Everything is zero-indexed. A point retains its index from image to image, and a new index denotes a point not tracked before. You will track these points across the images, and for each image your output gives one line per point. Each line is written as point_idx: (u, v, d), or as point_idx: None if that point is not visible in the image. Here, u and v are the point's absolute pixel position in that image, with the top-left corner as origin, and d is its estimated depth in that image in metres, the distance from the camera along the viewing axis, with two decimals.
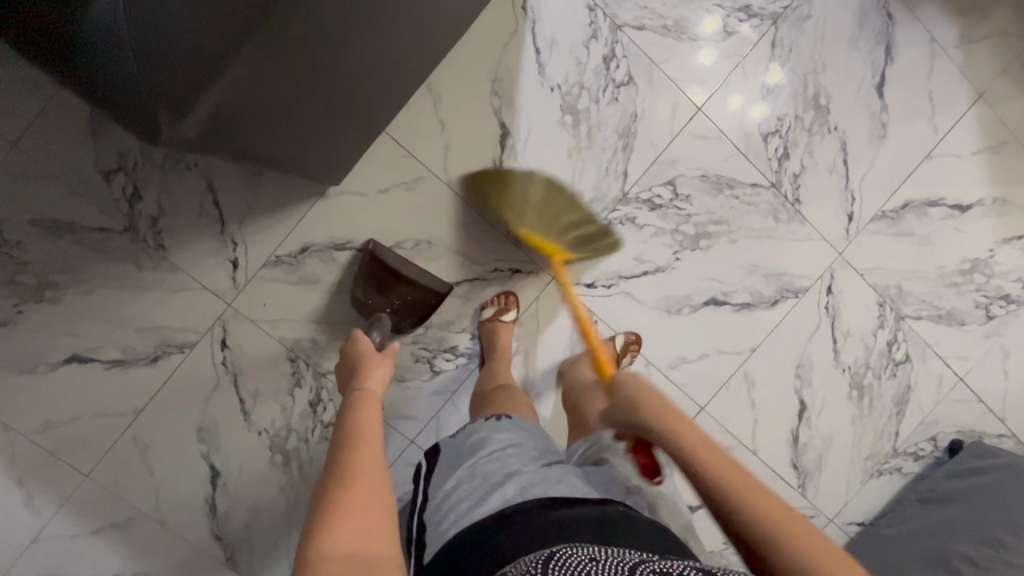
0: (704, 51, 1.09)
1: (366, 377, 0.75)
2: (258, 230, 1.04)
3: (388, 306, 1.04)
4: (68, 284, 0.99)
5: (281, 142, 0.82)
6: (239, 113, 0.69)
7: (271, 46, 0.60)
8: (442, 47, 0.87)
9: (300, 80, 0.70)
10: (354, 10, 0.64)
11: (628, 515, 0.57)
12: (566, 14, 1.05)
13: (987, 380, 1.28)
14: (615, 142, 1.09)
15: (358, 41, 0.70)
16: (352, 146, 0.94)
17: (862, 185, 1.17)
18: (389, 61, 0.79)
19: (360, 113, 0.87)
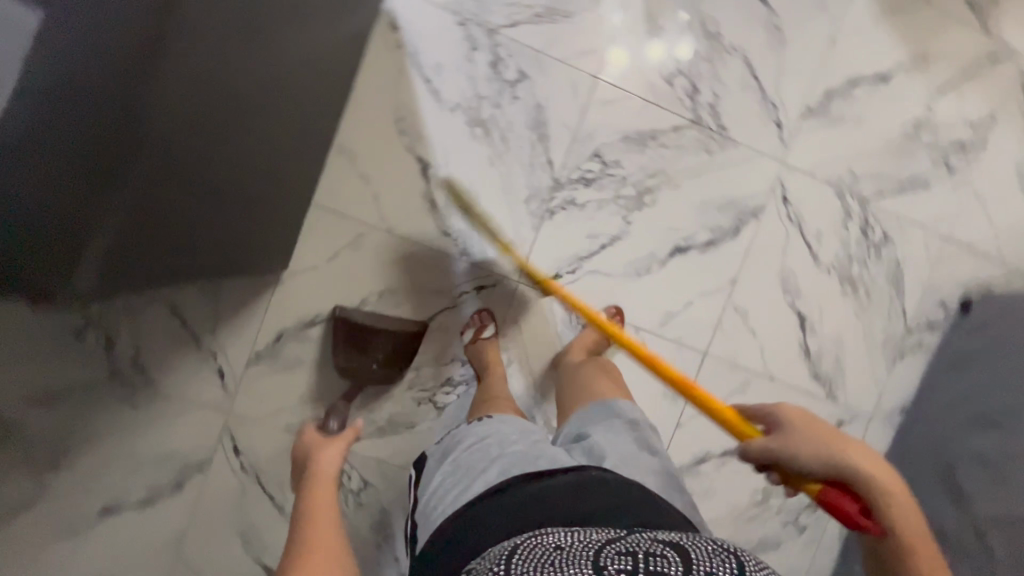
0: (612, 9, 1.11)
1: (319, 458, 0.87)
2: (231, 334, 1.07)
3: (374, 361, 1.07)
4: (78, 445, 1.03)
5: (195, 251, 0.88)
6: (136, 250, 0.75)
7: (148, 180, 0.65)
8: (316, 109, 0.92)
9: (194, 190, 0.76)
10: (211, 129, 0.69)
11: (611, 482, 0.58)
12: (440, 38, 1.07)
13: (973, 230, 1.26)
14: (530, 137, 1.11)
15: (235, 139, 0.76)
16: (278, 229, 0.99)
17: (780, 90, 1.17)
18: (275, 144, 0.85)
19: (268, 198, 0.92)
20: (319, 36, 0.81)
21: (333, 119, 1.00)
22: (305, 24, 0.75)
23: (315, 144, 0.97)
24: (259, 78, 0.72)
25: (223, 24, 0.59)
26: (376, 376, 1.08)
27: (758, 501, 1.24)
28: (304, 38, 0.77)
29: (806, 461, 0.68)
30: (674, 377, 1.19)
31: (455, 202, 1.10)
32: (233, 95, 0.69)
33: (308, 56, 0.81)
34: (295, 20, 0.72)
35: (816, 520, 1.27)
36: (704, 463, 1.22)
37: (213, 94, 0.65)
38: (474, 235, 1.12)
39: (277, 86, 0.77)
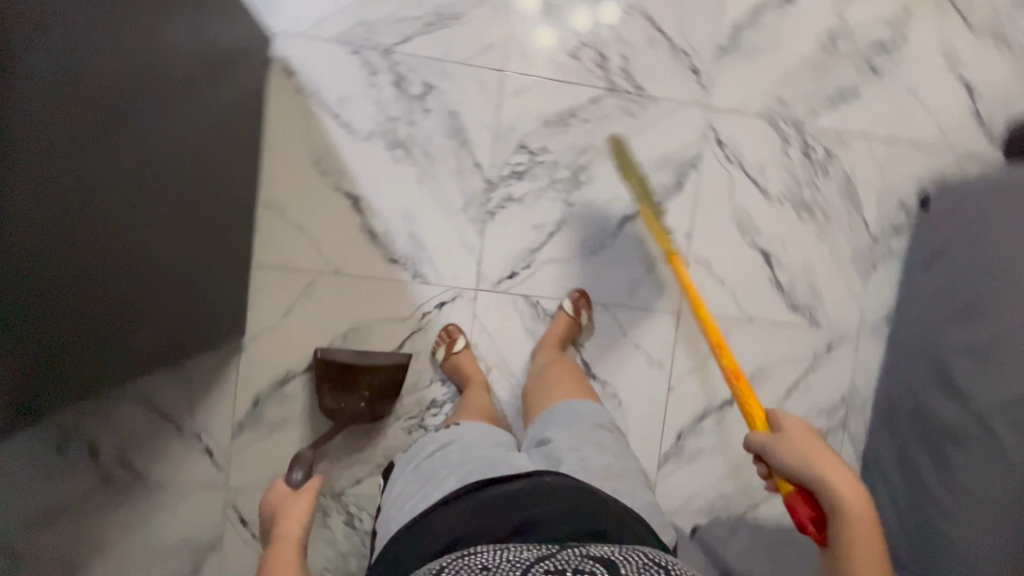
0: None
1: (285, 519, 0.87)
2: (209, 411, 1.07)
3: (363, 400, 1.06)
4: (87, 555, 1.04)
5: (139, 353, 0.85)
6: (65, 363, 0.71)
7: (45, 268, 0.63)
8: (214, 182, 0.92)
9: (114, 294, 0.75)
10: (102, 207, 0.69)
11: (548, 486, 0.72)
12: (338, 72, 1.06)
13: (914, 126, 1.25)
14: (451, 145, 1.10)
15: (135, 231, 0.76)
16: (215, 305, 0.98)
17: (688, 36, 1.16)
18: (180, 224, 0.85)
19: (196, 281, 0.92)
20: (187, 108, 0.82)
21: (244, 183, 1.01)
22: (162, 102, 0.76)
23: (227, 214, 0.97)
24: (131, 165, 0.72)
25: (57, 96, 0.59)
26: (363, 416, 1.07)
27: None
28: (168, 115, 0.78)
29: (789, 472, 0.76)
30: (653, 344, 1.19)
31: (394, 228, 1.10)
32: (109, 189, 0.69)
33: (191, 119, 0.83)
34: (145, 99, 0.72)
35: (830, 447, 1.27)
36: (705, 419, 1.22)
37: (80, 192, 0.65)
38: (422, 255, 1.11)
39: (165, 151, 0.78)
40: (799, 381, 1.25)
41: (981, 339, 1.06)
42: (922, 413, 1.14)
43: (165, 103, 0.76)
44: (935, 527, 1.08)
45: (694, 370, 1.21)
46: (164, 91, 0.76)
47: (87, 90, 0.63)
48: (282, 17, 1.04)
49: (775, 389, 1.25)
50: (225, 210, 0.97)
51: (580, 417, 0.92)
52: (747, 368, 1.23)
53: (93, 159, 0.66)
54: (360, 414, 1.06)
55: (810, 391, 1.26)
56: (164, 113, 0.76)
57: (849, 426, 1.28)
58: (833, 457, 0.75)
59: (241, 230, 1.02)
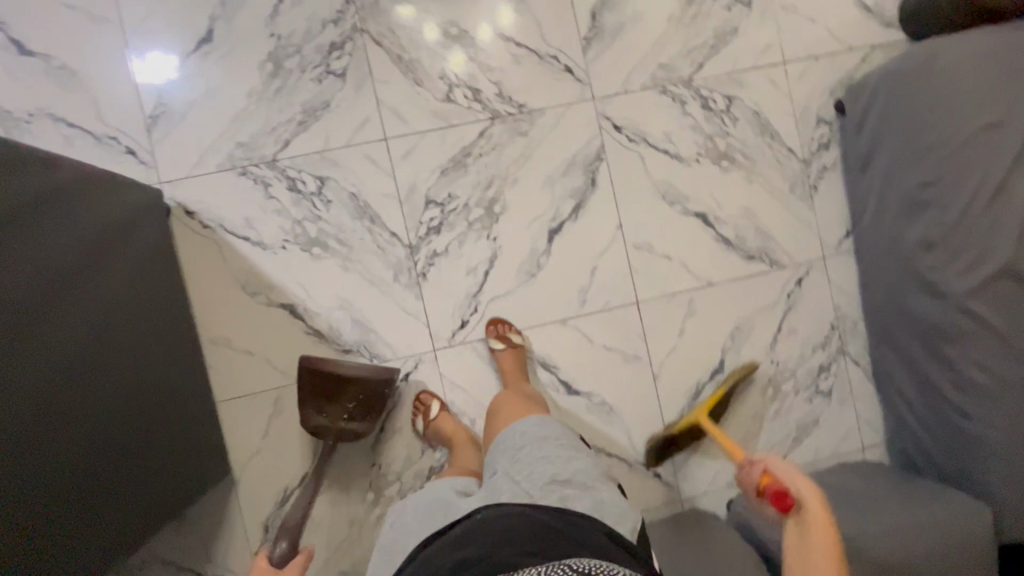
0: (427, 27, 1.12)
1: None
2: (226, 551, 1.10)
3: (347, 412, 1.04)
4: None
5: (145, 495, 0.88)
6: (75, 511, 0.74)
7: (44, 426, 0.70)
8: (147, 342, 0.93)
9: (80, 486, 0.75)
10: (83, 371, 0.78)
11: (488, 520, 0.74)
12: (234, 197, 1.09)
13: (805, 41, 1.22)
14: (363, 225, 1.12)
15: (81, 421, 0.76)
16: (201, 442, 1.03)
17: (550, 40, 1.16)
18: (128, 393, 0.86)
19: (163, 438, 0.93)
20: (96, 288, 0.83)
21: (182, 330, 1.04)
22: (65, 293, 0.77)
23: (172, 365, 0.99)
24: (53, 364, 0.73)
25: (26, 270, 0.70)
26: (344, 433, 1.05)
27: (773, 394, 1.21)
28: (76, 301, 0.78)
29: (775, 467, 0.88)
30: (623, 340, 1.18)
31: (337, 321, 1.11)
32: (39, 394, 0.70)
33: (129, 277, 0.92)
34: (47, 298, 0.73)
35: (837, 377, 1.23)
36: (701, 394, 1.20)
37: (9, 409, 0.65)
38: (372, 336, 1.12)
39: (118, 308, 0.88)
40: (783, 324, 1.22)
41: (935, 227, 1.03)
42: (910, 316, 1.10)
43: (68, 294, 0.77)
44: (959, 427, 1.04)
45: (674, 349, 1.19)
46: (64, 280, 0.77)
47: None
48: (168, 167, 1.08)
49: (761, 341, 1.21)
50: (182, 360, 1.02)
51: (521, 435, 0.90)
52: (726, 330, 1.20)
53: (66, 327, 0.76)
54: (348, 432, 1.05)
55: (798, 330, 1.22)
56: (70, 302, 0.77)
57: (848, 351, 1.23)
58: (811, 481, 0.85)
59: (194, 374, 1.05)
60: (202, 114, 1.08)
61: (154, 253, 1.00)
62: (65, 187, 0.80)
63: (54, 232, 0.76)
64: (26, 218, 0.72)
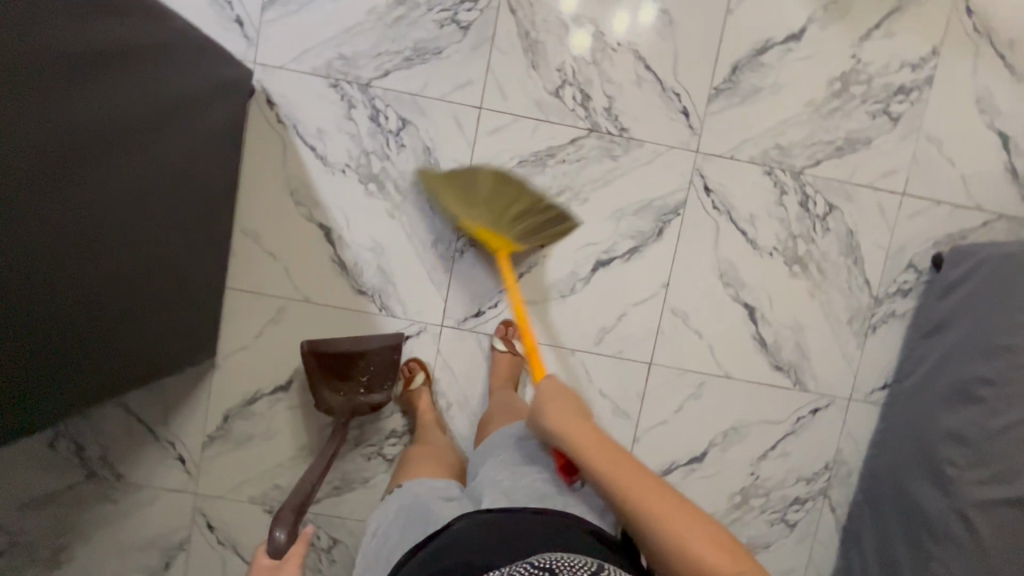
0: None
1: None
2: (183, 423, 1.15)
3: (360, 387, 1.06)
4: (71, 541, 1.14)
5: (141, 348, 0.91)
6: (72, 348, 0.76)
7: (64, 263, 0.70)
8: (189, 216, 0.95)
9: (86, 331, 0.78)
10: (117, 219, 0.78)
11: (460, 531, 0.71)
12: (318, 105, 1.08)
13: (933, 179, 1.14)
14: (424, 181, 1.10)
15: (99, 270, 0.77)
16: (201, 315, 1.05)
17: (679, 77, 1.10)
18: (151, 257, 0.87)
19: (168, 310, 0.95)
20: (165, 151, 0.85)
21: (222, 215, 1.05)
22: (137, 147, 0.78)
23: (201, 245, 1.01)
24: (94, 208, 0.73)
25: (96, 107, 0.69)
26: (359, 407, 1.06)
27: (739, 502, 1.19)
28: (143, 158, 0.80)
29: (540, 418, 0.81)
30: (620, 393, 1.15)
31: (363, 262, 1.11)
32: (71, 232, 0.70)
33: (193, 141, 0.91)
34: (110, 142, 0.73)
35: (807, 515, 1.20)
36: (671, 474, 1.18)
37: (38, 242, 0.65)
38: (389, 288, 1.12)
39: (173, 166, 0.88)
40: (778, 444, 1.18)
41: (973, 427, 0.96)
42: (905, 496, 1.06)
43: (138, 151, 0.79)
44: None
45: (664, 421, 1.16)
46: (141, 133, 0.78)
47: (58, 140, 0.64)
48: (267, 50, 1.07)
49: (752, 450, 1.18)
50: (212, 238, 1.04)
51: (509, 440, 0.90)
52: (722, 425, 1.17)
53: (117, 173, 0.76)
54: (361, 407, 1.06)
55: (790, 455, 1.18)
56: (138, 159, 0.79)
57: (830, 495, 1.19)
58: (555, 394, 0.81)
59: (218, 257, 1.07)
60: (319, 14, 1.06)
61: (228, 133, 1.01)
62: (169, 45, 0.81)
63: (137, 83, 0.75)
64: (123, 63, 0.72)
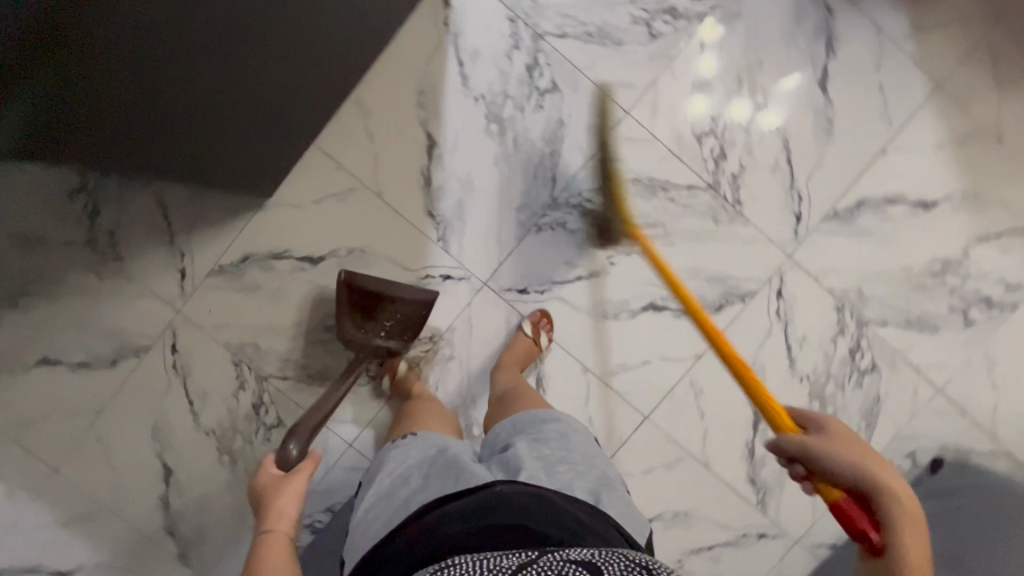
0: (734, 52, 1.09)
1: (280, 509, 0.80)
2: (202, 243, 1.12)
3: (382, 330, 1.05)
4: (39, 293, 1.11)
5: (234, 147, 0.95)
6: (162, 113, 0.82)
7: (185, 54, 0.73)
8: (255, 55, 0.79)
9: (85, 108, 0.78)
10: (264, 45, 0.78)
11: (504, 494, 0.76)
12: (487, 28, 1.07)
13: (970, 391, 1.17)
14: (542, 149, 1.10)
15: (221, 73, 0.79)
16: (282, 159, 1.04)
17: (810, 183, 1.11)
18: (285, 88, 0.88)
19: (233, 128, 0.91)
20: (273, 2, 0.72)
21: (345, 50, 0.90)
22: None
23: (288, 79, 0.87)
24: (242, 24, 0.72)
25: None
26: (377, 349, 1.05)
27: None
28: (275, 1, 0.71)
29: (836, 468, 0.66)
30: (606, 430, 1.15)
31: (448, 189, 1.10)
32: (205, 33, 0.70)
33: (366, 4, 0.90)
34: None
35: None
36: None
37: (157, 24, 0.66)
38: (457, 225, 1.11)
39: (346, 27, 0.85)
40: (715, 547, 1.18)
41: None
42: None
43: (76, 0, 0.58)
44: None
45: (629, 475, 1.16)
46: None
47: None
48: None
49: (691, 542, 1.17)
50: None
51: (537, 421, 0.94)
52: (676, 505, 1.17)
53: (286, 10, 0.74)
54: (377, 349, 1.05)
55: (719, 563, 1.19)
56: None
57: None
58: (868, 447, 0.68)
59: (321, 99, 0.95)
60: None
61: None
62: None
63: None
64: None
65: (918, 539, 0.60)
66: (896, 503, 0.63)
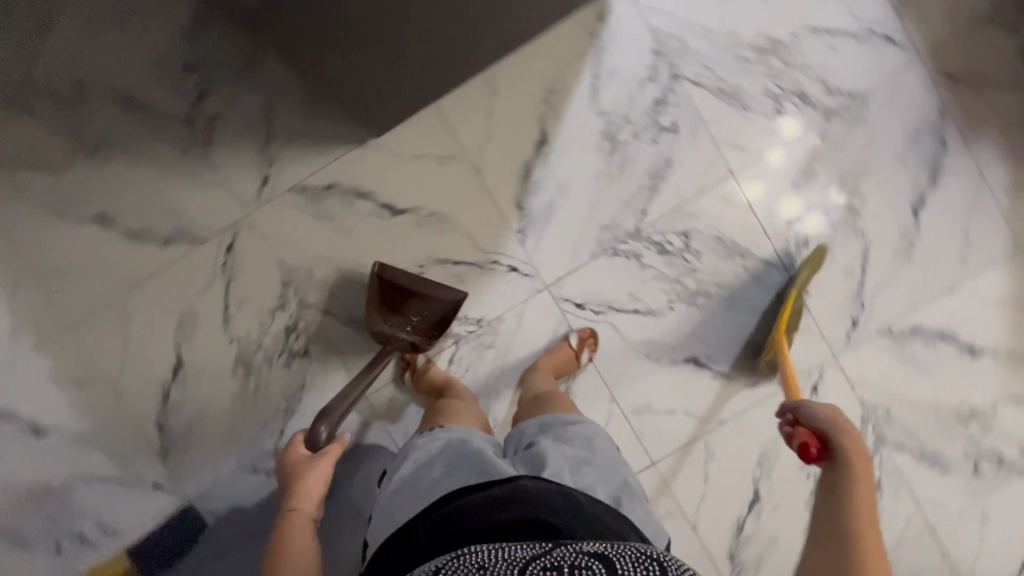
0: (847, 153, 1.13)
1: (304, 488, 0.89)
2: (294, 158, 1.12)
3: (408, 324, 1.06)
4: (120, 152, 1.11)
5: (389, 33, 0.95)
6: None
7: None
8: None
9: None
10: None
11: (528, 487, 0.78)
12: (631, 52, 1.10)
13: (961, 540, 1.18)
14: (643, 180, 1.12)
15: None
16: (403, 105, 1.05)
17: (876, 296, 1.15)
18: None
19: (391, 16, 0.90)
20: None
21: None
22: None
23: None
24: None
25: None
26: (403, 342, 1.05)
27: None
28: None
29: (812, 413, 0.74)
30: None
31: (544, 188, 1.12)
32: None
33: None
34: None
35: None
36: None
37: None
38: (540, 224, 1.13)
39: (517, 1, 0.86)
40: None
41: None
42: None
43: None
44: None
45: None
46: None
47: None
48: None
49: None
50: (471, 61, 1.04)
51: (564, 423, 0.95)
52: None
53: None
54: (401, 342, 1.05)
55: None
56: None
57: None
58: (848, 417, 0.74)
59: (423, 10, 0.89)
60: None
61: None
62: None
63: None
64: None
65: (868, 486, 0.66)
66: (853, 449, 0.69)
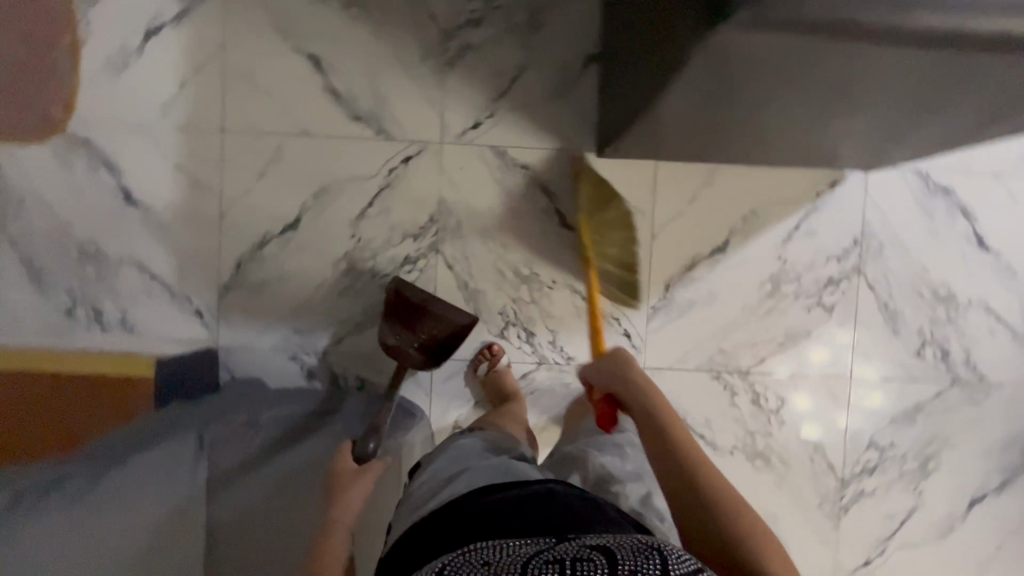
0: (949, 422, 1.18)
1: (345, 495, 0.86)
2: (512, 124, 1.12)
3: (416, 341, 1.06)
4: (370, 18, 1.09)
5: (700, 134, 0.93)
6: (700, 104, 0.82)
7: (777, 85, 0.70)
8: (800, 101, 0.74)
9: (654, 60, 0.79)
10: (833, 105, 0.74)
11: (551, 491, 0.71)
12: (837, 228, 1.15)
13: None
14: (778, 335, 1.16)
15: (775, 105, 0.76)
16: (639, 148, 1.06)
17: (897, 551, 1.19)
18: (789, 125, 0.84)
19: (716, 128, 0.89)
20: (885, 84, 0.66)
21: (759, 97, 0.74)
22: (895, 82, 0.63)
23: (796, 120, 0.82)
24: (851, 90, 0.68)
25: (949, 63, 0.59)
26: (416, 357, 1.05)
27: None
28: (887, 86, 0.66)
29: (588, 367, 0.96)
30: None
31: (695, 287, 1.15)
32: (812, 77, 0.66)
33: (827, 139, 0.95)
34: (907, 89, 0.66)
35: None
36: None
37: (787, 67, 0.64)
38: (673, 313, 1.16)
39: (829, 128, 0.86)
40: None
41: None
42: None
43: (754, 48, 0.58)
44: None
45: None
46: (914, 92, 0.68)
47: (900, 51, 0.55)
48: (880, 177, 1.15)
49: None
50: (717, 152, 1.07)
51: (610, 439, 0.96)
52: None
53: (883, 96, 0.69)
54: (413, 359, 1.05)
55: None
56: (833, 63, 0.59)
57: None
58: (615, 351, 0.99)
59: (715, 115, 0.82)
60: (916, 222, 1.16)
61: (842, 70, 0.61)
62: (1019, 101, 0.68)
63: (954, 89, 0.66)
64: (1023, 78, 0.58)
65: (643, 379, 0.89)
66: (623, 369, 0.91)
